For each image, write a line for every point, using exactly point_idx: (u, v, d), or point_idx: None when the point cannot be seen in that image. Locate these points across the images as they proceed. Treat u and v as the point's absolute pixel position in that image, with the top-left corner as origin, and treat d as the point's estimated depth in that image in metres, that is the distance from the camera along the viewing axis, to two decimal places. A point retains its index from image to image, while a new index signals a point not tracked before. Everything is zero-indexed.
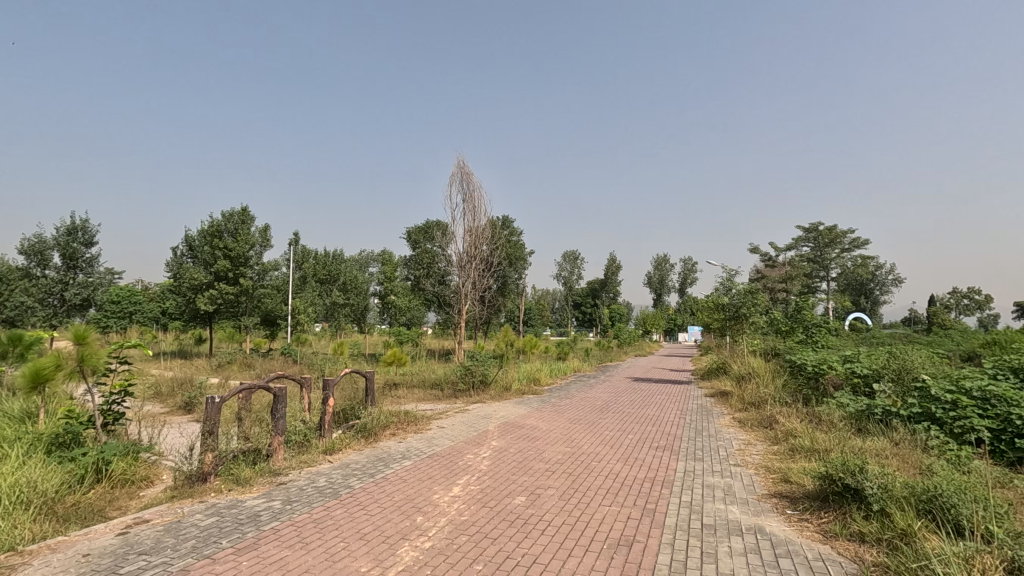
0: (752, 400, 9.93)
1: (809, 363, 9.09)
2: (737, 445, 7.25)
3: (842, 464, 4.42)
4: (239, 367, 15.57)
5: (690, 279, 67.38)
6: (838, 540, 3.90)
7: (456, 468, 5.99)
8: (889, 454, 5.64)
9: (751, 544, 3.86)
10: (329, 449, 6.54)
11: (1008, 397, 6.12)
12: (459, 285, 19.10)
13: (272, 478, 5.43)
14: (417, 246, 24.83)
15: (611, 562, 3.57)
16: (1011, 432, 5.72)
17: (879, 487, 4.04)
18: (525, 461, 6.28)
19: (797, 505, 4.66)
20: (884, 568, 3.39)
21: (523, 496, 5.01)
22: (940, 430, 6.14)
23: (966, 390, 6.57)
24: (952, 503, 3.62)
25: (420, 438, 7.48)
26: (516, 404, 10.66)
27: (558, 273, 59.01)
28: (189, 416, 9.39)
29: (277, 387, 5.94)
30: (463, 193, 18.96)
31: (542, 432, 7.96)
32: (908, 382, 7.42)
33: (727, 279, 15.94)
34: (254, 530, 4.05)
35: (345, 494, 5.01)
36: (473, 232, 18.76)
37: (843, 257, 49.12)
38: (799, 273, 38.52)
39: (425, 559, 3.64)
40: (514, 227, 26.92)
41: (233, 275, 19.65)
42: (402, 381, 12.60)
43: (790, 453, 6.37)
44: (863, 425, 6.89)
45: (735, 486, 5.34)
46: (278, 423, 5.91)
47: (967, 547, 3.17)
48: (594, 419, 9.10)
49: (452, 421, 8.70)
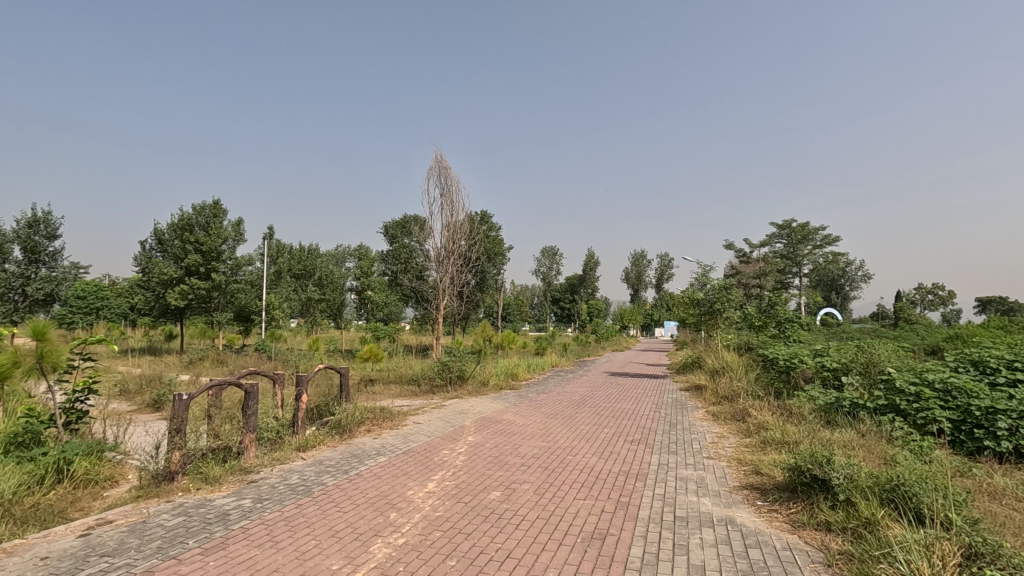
0: (726, 394, 10.11)
1: (780, 357, 9.28)
2: (711, 438, 7.36)
3: (811, 455, 4.51)
4: (212, 364, 15.27)
5: (667, 274, 68.01)
6: (805, 529, 3.98)
7: (432, 464, 5.94)
8: (856, 445, 5.79)
9: (722, 535, 3.92)
10: (302, 446, 6.44)
11: (967, 389, 6.33)
12: (436, 280, 18.94)
13: (243, 476, 5.32)
14: (394, 241, 24.57)
15: (584, 555, 3.59)
16: (970, 423, 5.92)
17: (845, 478, 4.13)
18: (501, 457, 6.28)
19: (767, 496, 4.76)
20: (849, 556, 3.46)
21: (498, 491, 5.00)
22: (904, 422, 6.34)
23: (929, 382, 6.76)
24: (914, 492, 3.73)
25: (395, 434, 7.43)
26: (493, 400, 10.67)
27: (536, 269, 59.12)
28: (159, 414, 9.18)
29: (248, 384, 5.82)
30: (440, 188, 18.84)
31: (519, 427, 7.97)
32: (875, 375, 7.60)
33: (703, 275, 16.20)
34: (222, 530, 3.97)
35: (318, 491, 4.94)
36: (451, 227, 18.62)
37: (816, 254, 50.12)
38: (773, 269, 39.14)
39: (398, 555, 3.61)
40: (493, 223, 26.71)
41: (204, 269, 19.20)
42: (378, 377, 12.51)
43: (762, 445, 6.48)
44: (831, 418, 7.07)
45: (707, 478, 5.42)
46: (249, 420, 5.79)
47: (927, 535, 3.26)
48: (571, 413, 9.15)
49: (428, 417, 8.65)
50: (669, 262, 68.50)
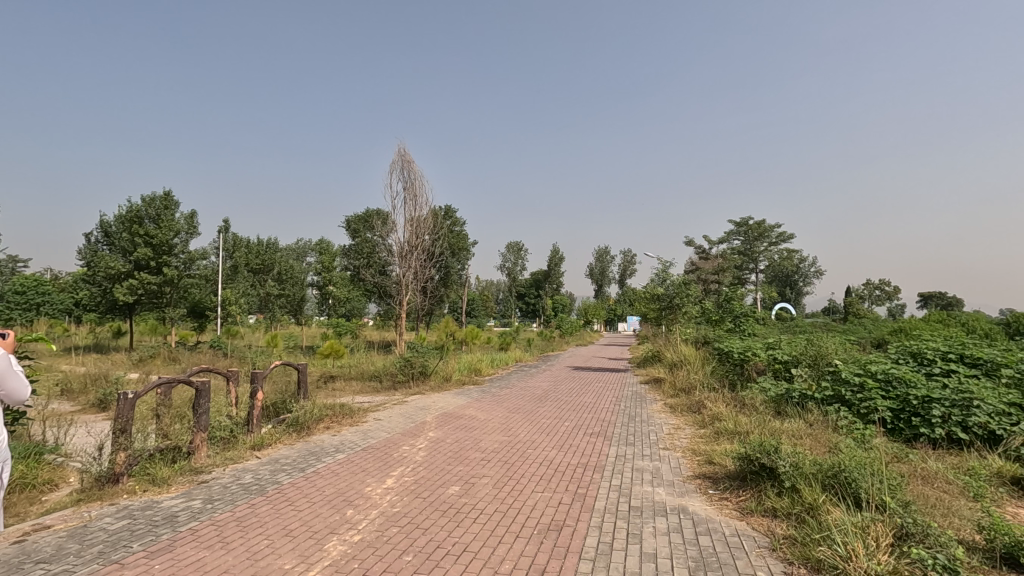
0: (683, 386, 10.40)
1: (735, 350, 9.59)
2: (667, 429, 7.55)
3: (759, 445, 4.67)
4: (163, 362, 14.72)
5: (630, 270, 69.01)
6: (753, 516, 4.14)
7: (391, 460, 5.90)
8: (803, 434, 6.03)
9: (675, 523, 4.03)
10: (257, 445, 6.28)
11: (906, 379, 6.69)
12: (399, 275, 18.73)
13: (194, 477, 5.17)
14: (356, 235, 24.12)
15: (540, 547, 3.63)
16: (908, 411, 6.25)
17: (791, 465, 4.29)
18: (462, 452, 6.28)
19: (718, 485, 4.92)
20: (793, 540, 3.62)
21: (457, 485, 5.02)
22: (848, 412, 6.65)
23: (872, 373, 7.10)
24: (853, 478, 3.91)
25: (355, 431, 7.35)
26: (455, 395, 10.65)
27: (501, 264, 59.12)
28: (104, 414, 8.79)
29: (199, 382, 5.64)
30: (403, 181, 18.64)
31: (480, 422, 8.00)
32: (822, 367, 7.93)
33: (663, 270, 16.63)
34: (170, 532, 3.85)
35: (272, 490, 4.83)
36: (414, 221, 18.41)
37: (771, 251, 51.87)
38: (731, 266, 40.19)
39: (353, 552, 3.57)
40: (458, 217, 26.55)
41: (155, 264, 18.47)
42: (339, 373, 12.32)
43: (715, 436, 6.68)
44: (782, 408, 7.35)
45: (662, 468, 5.57)
46: (200, 418, 5.63)
47: (864, 518, 3.44)
48: (532, 408, 9.22)
49: (389, 413, 8.58)
50: (633, 258, 69.57)
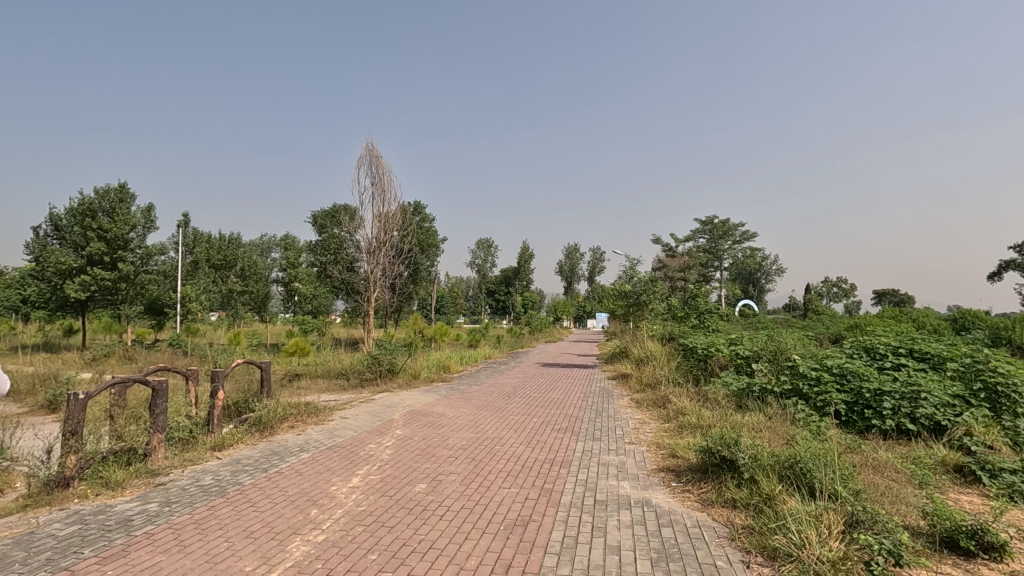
0: (649, 381, 10.59)
1: (699, 346, 9.80)
2: (633, 424, 7.68)
3: (720, 438, 4.80)
4: (118, 361, 14.16)
5: (599, 267, 69.72)
6: (714, 507, 4.26)
7: (357, 458, 5.83)
8: (763, 427, 6.22)
9: (638, 516, 4.11)
10: (217, 445, 6.13)
11: (859, 372, 6.96)
12: (367, 271, 18.48)
13: (150, 479, 5.01)
14: (323, 231, 23.69)
15: (506, 542, 3.65)
16: (861, 404, 6.51)
17: (750, 457, 4.42)
18: (429, 449, 6.26)
19: (681, 478, 5.03)
20: (751, 530, 3.73)
21: (424, 483, 5.00)
22: (806, 405, 6.87)
23: (828, 367, 7.37)
24: (808, 469, 4.06)
25: (320, 430, 7.24)
26: (423, 392, 10.59)
27: (470, 261, 58.90)
28: (53, 416, 8.41)
29: (156, 381, 5.45)
30: (371, 176, 18.37)
31: (448, 419, 7.98)
32: (781, 361, 8.20)
33: (630, 268, 16.87)
34: (124, 536, 3.72)
35: (233, 491, 4.72)
36: (382, 218, 18.18)
37: (735, 249, 53.13)
38: (696, 263, 41.02)
39: (317, 553, 3.52)
40: (427, 213, 26.34)
41: (109, 259, 17.76)
42: (305, 371, 12.09)
43: (679, 430, 6.82)
44: (743, 402, 7.56)
45: (628, 462, 5.66)
46: (157, 419, 5.45)
47: (817, 507, 3.57)
48: (501, 404, 9.24)
49: (356, 412, 8.47)
50: (602, 256, 70.27)
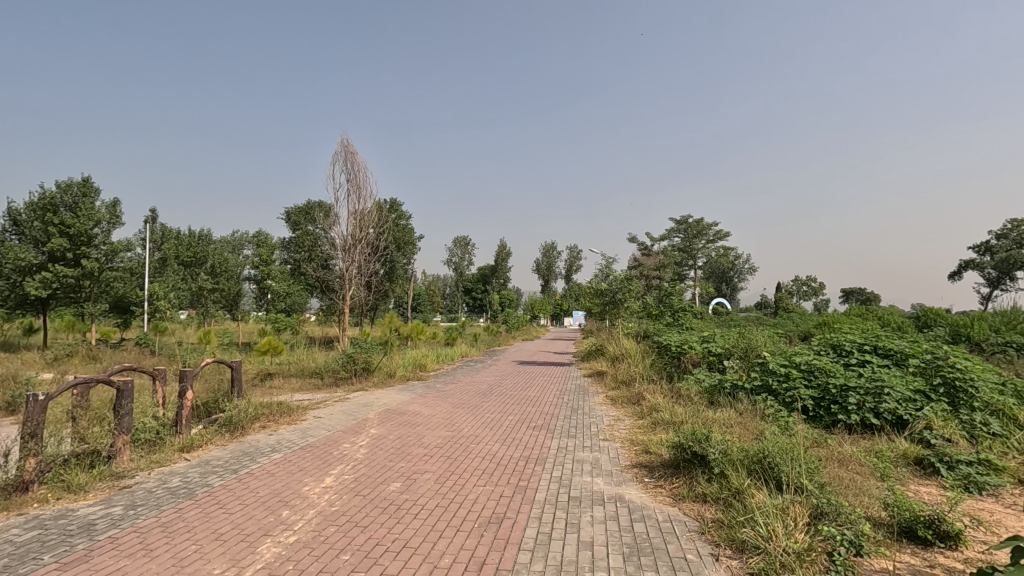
0: (624, 378, 10.72)
1: (672, 343, 9.95)
2: (608, 421, 7.76)
3: (692, 433, 4.89)
4: (81, 361, 13.70)
5: (576, 266, 70.13)
6: (685, 501, 4.34)
7: (331, 458, 5.77)
8: (733, 422, 6.35)
9: (611, 512, 4.16)
10: (186, 446, 5.99)
11: (826, 369, 7.16)
12: (342, 269, 18.28)
13: (115, 482, 4.88)
14: (297, 228, 23.34)
15: (480, 540, 3.66)
16: (828, 399, 6.70)
17: (720, 452, 4.51)
18: (404, 448, 6.23)
19: (653, 473, 5.11)
20: (720, 523, 3.81)
21: (398, 482, 4.97)
22: (775, 401, 7.04)
23: (796, 364, 7.56)
24: (775, 463, 4.17)
25: (293, 430, 7.14)
26: (399, 391, 10.53)
27: (447, 259, 58.63)
28: (11, 419, 8.10)
29: (121, 381, 5.31)
30: (347, 173, 18.15)
31: (424, 417, 7.95)
32: (752, 359, 8.38)
33: (606, 266, 17.04)
34: (87, 541, 3.61)
35: (202, 493, 4.62)
36: (358, 215, 17.98)
37: (709, 248, 53.98)
38: (671, 262, 41.61)
39: (288, 554, 3.48)
40: (403, 210, 26.12)
41: (72, 256, 17.16)
42: (278, 370, 11.89)
43: (652, 426, 6.93)
44: (715, 398, 7.70)
45: (602, 459, 5.72)
46: (122, 420, 5.31)
47: (784, 500, 3.67)
48: (477, 403, 9.24)
49: (330, 411, 8.37)
50: (578, 254, 70.67)
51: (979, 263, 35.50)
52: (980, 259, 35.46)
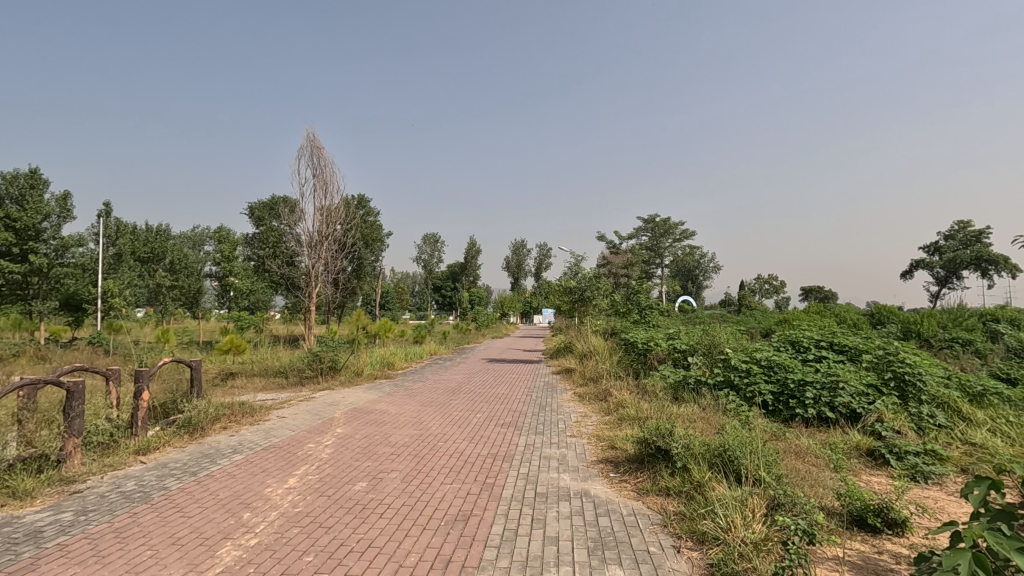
0: (591, 375, 10.85)
1: (639, 340, 10.11)
2: (575, 417, 7.83)
3: (656, 429, 4.98)
4: (28, 361, 13.05)
5: (545, 263, 70.51)
6: (649, 495, 4.42)
7: (295, 458, 5.66)
8: (697, 417, 6.50)
9: (577, 507, 4.21)
10: (142, 449, 5.79)
11: (785, 364, 7.40)
12: (308, 266, 17.92)
13: (64, 487, 4.68)
14: (261, 224, 22.82)
15: (446, 538, 3.66)
16: (786, 394, 6.93)
17: (683, 446, 4.61)
18: (371, 447, 6.16)
19: (618, 468, 5.19)
20: (682, 516, 3.90)
21: (364, 481, 4.92)
22: (736, 396, 7.23)
23: (757, 360, 7.78)
24: (735, 456, 4.29)
25: (255, 430, 6.98)
26: (366, 390, 10.42)
27: (417, 256, 58.13)
28: None
29: (71, 382, 5.09)
30: (313, 168, 17.81)
31: (391, 416, 7.88)
32: (715, 355, 8.59)
33: (575, 264, 17.19)
34: (33, 549, 3.46)
35: (159, 497, 4.48)
36: (324, 211, 17.65)
37: (675, 246, 55.01)
38: (639, 260, 42.26)
39: (249, 557, 3.40)
40: (371, 207, 25.74)
41: (19, 251, 16.32)
42: (241, 369, 11.59)
43: (618, 422, 7.03)
44: (679, 394, 7.87)
45: (568, 455, 5.78)
46: (73, 422, 5.09)
47: (742, 492, 3.78)
48: (445, 400, 9.22)
49: (294, 411, 8.22)
50: (548, 252, 71.05)
51: (928, 263, 37.21)
52: (929, 259, 37.18)
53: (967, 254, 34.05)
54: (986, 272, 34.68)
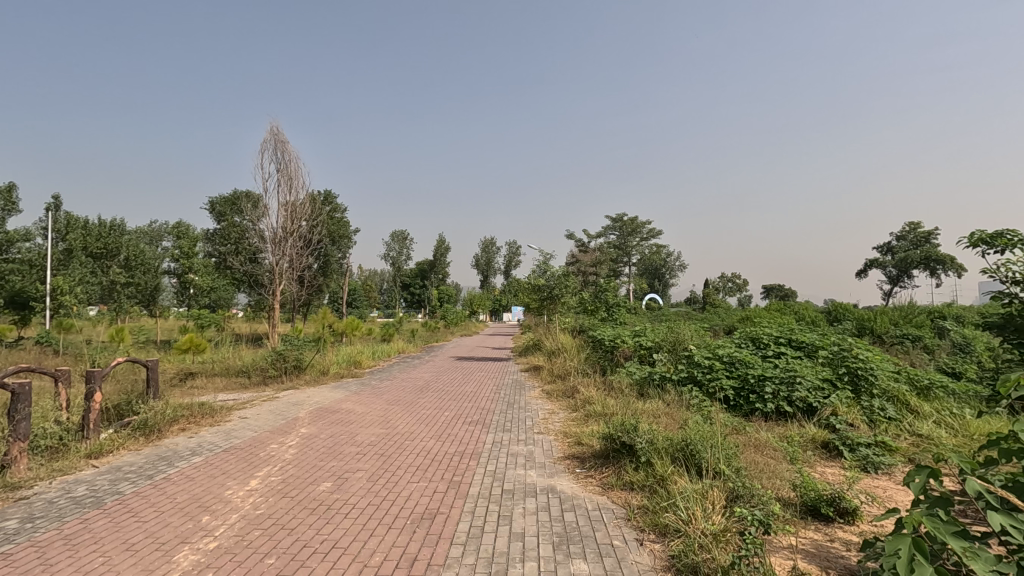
0: (559, 372, 10.95)
1: (606, 338, 10.25)
2: (542, 414, 7.90)
3: (621, 424, 5.06)
4: None
5: (515, 261, 70.71)
6: (613, 490, 4.50)
7: (257, 460, 5.54)
8: (661, 413, 6.64)
9: (543, 503, 4.25)
10: (93, 452, 5.58)
11: (746, 360, 7.62)
12: (272, 263, 17.49)
13: (8, 494, 4.46)
14: (222, 219, 22.32)
15: (413, 536, 3.64)
16: (747, 389, 7.14)
17: (647, 442, 4.70)
18: (336, 447, 6.08)
19: (584, 464, 5.26)
20: (645, 509, 3.99)
21: (329, 481, 4.85)
22: (700, 391, 7.41)
23: (719, 356, 7.98)
24: (697, 450, 4.40)
25: (216, 431, 6.80)
26: (332, 389, 10.28)
27: (385, 253, 57.47)
28: None
29: (16, 384, 4.86)
30: (276, 163, 17.41)
31: (358, 415, 7.80)
32: (679, 352, 8.78)
33: (544, 262, 17.29)
34: None
35: (112, 502, 4.32)
36: (289, 207, 17.27)
37: (643, 245, 55.87)
38: (607, 258, 42.76)
39: (208, 561, 3.32)
40: (337, 203, 25.37)
41: None
42: (200, 369, 11.27)
43: (585, 418, 7.12)
44: (644, 390, 8.01)
45: (536, 451, 5.82)
46: (18, 426, 4.87)
47: (703, 485, 3.88)
48: (413, 399, 9.16)
49: (257, 411, 8.04)
50: (518, 250, 71.22)
51: (881, 262, 38.83)
52: (882, 259, 38.78)
53: (917, 254, 35.65)
54: (934, 272, 36.42)
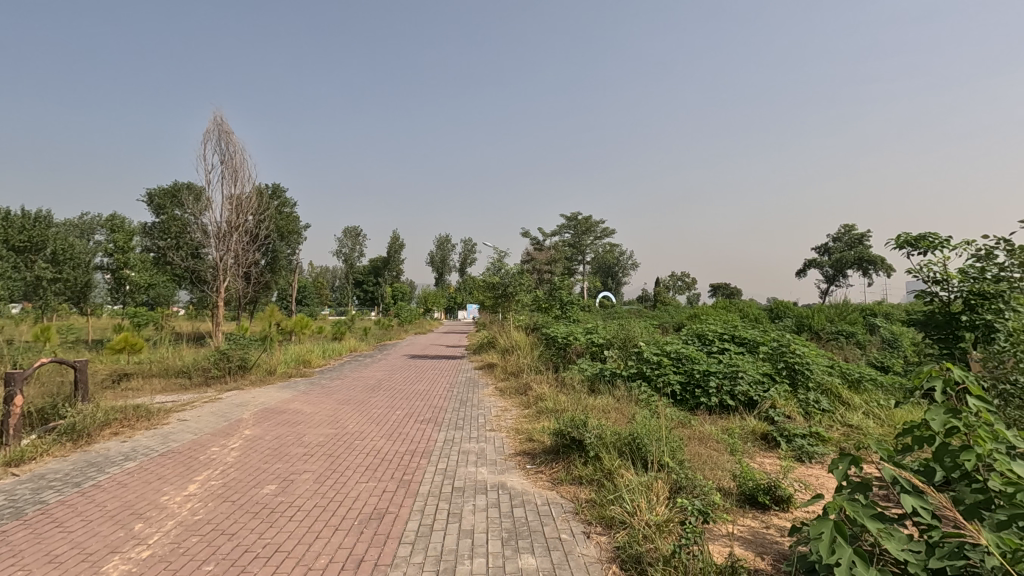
0: (513, 370, 11.00)
1: (558, 335, 10.35)
2: (495, 412, 7.91)
3: (571, 420, 5.14)
4: None
5: (470, 259, 70.46)
6: (562, 484, 4.57)
7: (196, 464, 5.30)
8: (611, 408, 6.78)
9: (493, 499, 4.26)
10: (14, 459, 5.21)
11: (692, 356, 7.87)
12: (215, 258, 16.73)
13: None
14: (161, 212, 21.27)
15: (359, 537, 3.58)
16: (692, 383, 7.37)
17: (595, 437, 4.79)
18: (282, 448, 5.90)
19: (535, 460, 5.31)
20: (593, 502, 4.07)
21: (274, 484, 4.71)
22: (648, 386, 7.62)
23: (667, 352, 8.21)
24: (643, 444, 4.52)
25: (152, 435, 6.47)
26: (279, 389, 9.97)
27: (337, 250, 56.08)
28: None
29: None
30: (220, 154, 16.70)
31: (306, 415, 7.59)
32: (629, 349, 8.98)
33: (499, 260, 17.31)
34: None
35: (34, 512, 4.05)
36: (234, 200, 16.59)
37: (596, 244, 56.80)
38: (562, 257, 43.17)
39: (140, 570, 3.17)
40: (286, 197, 24.58)
41: None
42: (136, 370, 10.69)
43: (537, 415, 7.18)
44: (595, 386, 8.16)
45: (487, 449, 5.83)
46: None
47: (648, 477, 3.99)
48: (363, 398, 9.00)
49: (197, 413, 7.70)
50: (473, 247, 70.99)
51: (818, 262, 40.93)
52: (819, 259, 40.88)
53: (851, 254, 37.82)
54: (866, 272, 38.75)
